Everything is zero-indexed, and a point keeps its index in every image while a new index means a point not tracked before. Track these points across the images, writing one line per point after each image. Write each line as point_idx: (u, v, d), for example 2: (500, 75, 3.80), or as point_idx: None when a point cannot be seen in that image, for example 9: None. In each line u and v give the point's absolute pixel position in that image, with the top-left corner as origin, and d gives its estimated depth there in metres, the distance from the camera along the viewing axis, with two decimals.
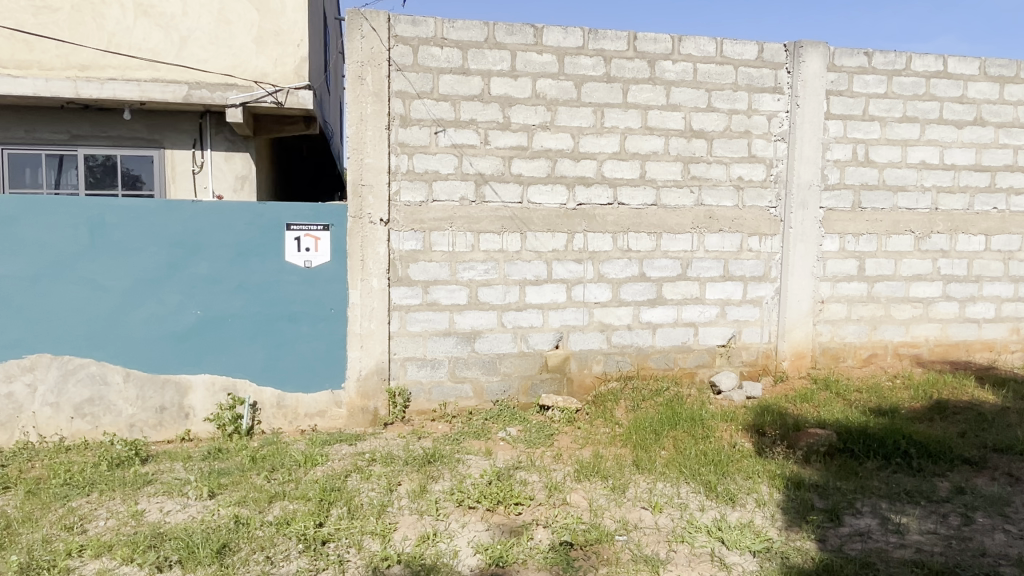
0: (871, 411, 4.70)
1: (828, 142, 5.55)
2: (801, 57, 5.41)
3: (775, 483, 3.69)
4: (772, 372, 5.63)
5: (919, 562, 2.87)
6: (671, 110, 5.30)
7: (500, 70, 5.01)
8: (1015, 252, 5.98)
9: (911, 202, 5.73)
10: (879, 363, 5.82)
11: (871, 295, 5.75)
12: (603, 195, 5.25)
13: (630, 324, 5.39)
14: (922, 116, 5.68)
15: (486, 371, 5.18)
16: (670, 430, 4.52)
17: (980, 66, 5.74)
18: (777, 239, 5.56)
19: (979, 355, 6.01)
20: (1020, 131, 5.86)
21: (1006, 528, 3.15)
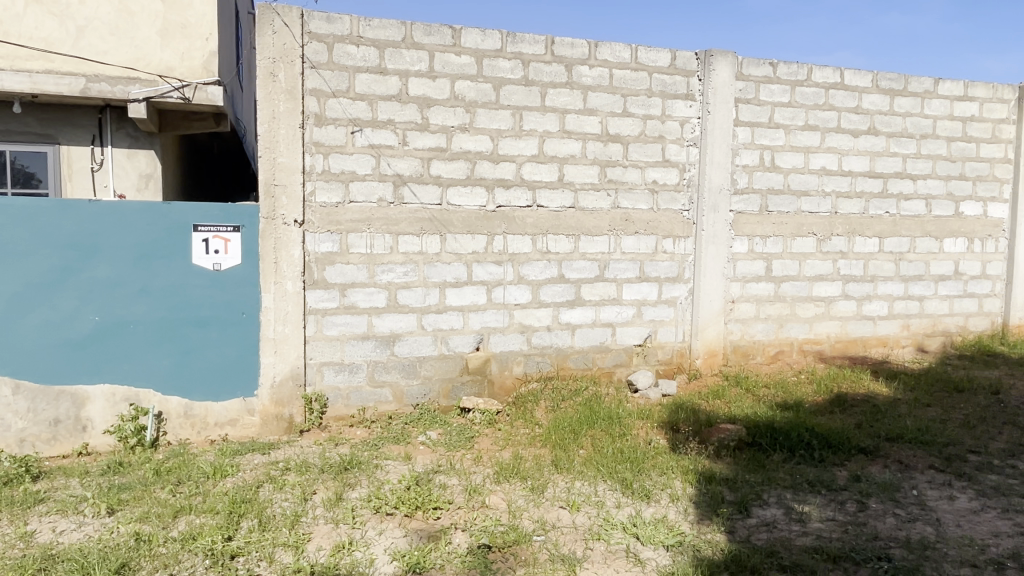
0: (777, 405, 4.92)
1: (737, 148, 5.78)
2: (711, 66, 5.60)
3: (687, 478, 3.80)
4: (687, 369, 5.81)
5: (819, 548, 3.01)
6: (588, 115, 5.39)
7: (417, 70, 4.97)
8: (906, 254, 6.39)
9: (813, 206, 6.03)
10: (785, 359, 6.10)
11: (778, 294, 6.02)
12: (522, 197, 5.27)
13: (550, 325, 5.44)
14: (822, 124, 5.99)
15: (406, 375, 5.11)
16: (589, 429, 4.59)
17: (873, 79, 6.11)
18: (690, 241, 5.74)
19: (874, 351, 6.39)
20: (909, 140, 6.27)
21: (897, 512, 3.35)
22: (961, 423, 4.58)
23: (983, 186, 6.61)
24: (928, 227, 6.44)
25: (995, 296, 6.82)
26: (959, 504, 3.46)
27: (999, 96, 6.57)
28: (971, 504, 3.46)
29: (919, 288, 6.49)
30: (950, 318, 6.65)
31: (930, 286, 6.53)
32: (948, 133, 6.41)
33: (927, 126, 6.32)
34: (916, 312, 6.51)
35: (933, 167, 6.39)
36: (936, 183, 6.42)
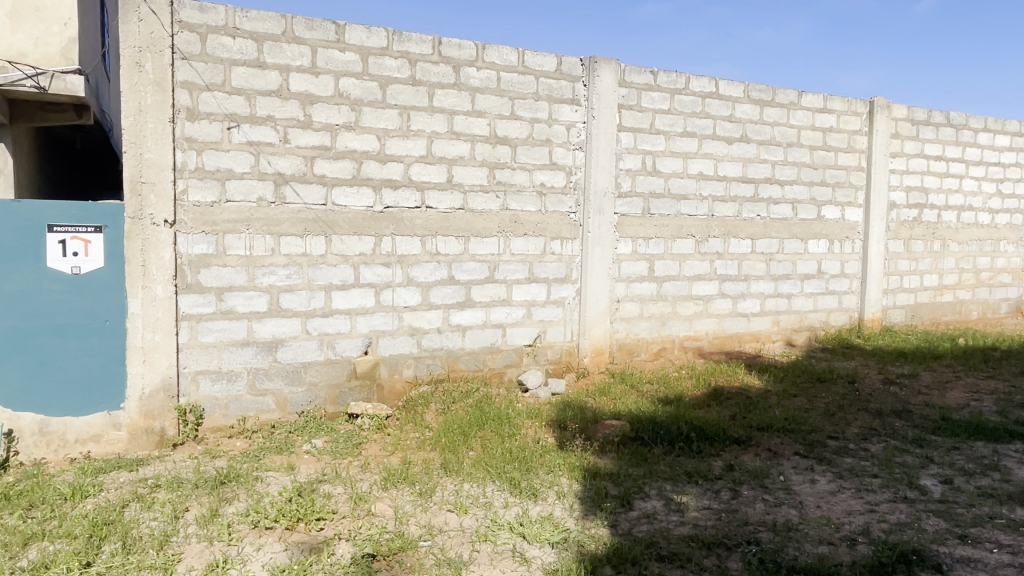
0: (659, 400, 5.12)
1: (621, 152, 5.97)
2: (595, 72, 5.75)
3: (573, 475, 3.87)
4: (575, 368, 5.93)
5: (694, 536, 3.14)
6: (476, 116, 5.39)
7: (299, 66, 4.79)
8: (775, 254, 6.83)
9: (692, 209, 6.33)
10: (667, 356, 6.36)
11: (660, 293, 6.26)
12: (411, 198, 5.20)
13: (440, 327, 5.39)
14: (699, 131, 6.29)
15: (289, 382, 4.91)
16: (479, 430, 4.59)
17: (744, 90, 6.48)
18: (577, 243, 5.86)
19: (748, 345, 6.78)
20: (777, 148, 6.71)
21: (765, 498, 3.56)
22: (823, 411, 4.93)
23: (841, 192, 7.16)
24: (794, 230, 6.91)
25: (852, 293, 7.41)
26: (819, 487, 3.72)
27: (854, 109, 7.15)
28: (830, 486, 3.73)
29: (786, 286, 6.94)
30: (814, 314, 7.16)
31: (797, 284, 7.01)
32: (810, 142, 6.90)
33: (792, 135, 6.78)
34: (784, 308, 6.96)
35: (798, 173, 6.87)
36: (801, 188, 6.90)
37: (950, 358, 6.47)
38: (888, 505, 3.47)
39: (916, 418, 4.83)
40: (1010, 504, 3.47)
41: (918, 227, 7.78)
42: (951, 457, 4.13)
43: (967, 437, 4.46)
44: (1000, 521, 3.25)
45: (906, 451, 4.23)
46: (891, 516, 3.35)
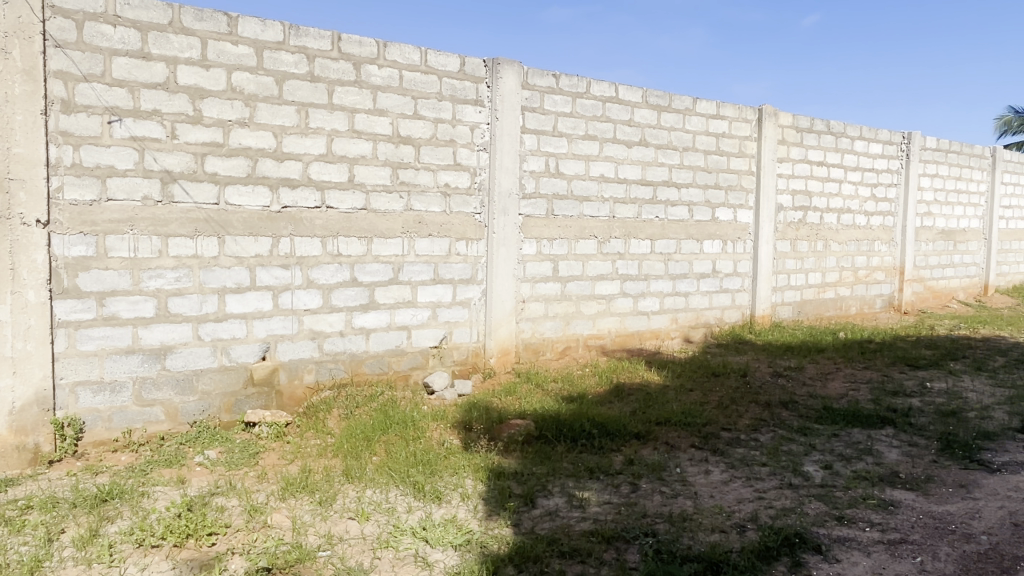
0: (563, 398, 5.20)
1: (524, 154, 6.03)
2: (499, 73, 5.79)
3: (478, 476, 3.86)
4: (482, 369, 5.93)
5: (595, 531, 3.20)
6: (378, 115, 5.30)
7: (188, 58, 4.55)
8: (673, 254, 7.09)
9: (594, 210, 6.47)
10: (572, 354, 6.47)
11: (564, 293, 6.37)
12: (310, 197, 5.05)
13: (342, 330, 5.26)
14: (600, 134, 6.45)
15: (180, 391, 4.66)
16: (383, 435, 4.51)
17: (642, 95, 6.69)
18: (482, 243, 5.87)
19: (649, 343, 7.00)
20: (674, 152, 6.97)
21: (663, 490, 3.68)
22: (717, 404, 5.16)
23: (733, 195, 7.52)
24: (690, 231, 7.20)
25: (745, 291, 7.79)
26: (713, 477, 3.88)
27: (744, 116, 7.53)
28: (722, 476, 3.90)
29: (684, 285, 7.22)
30: (710, 312, 7.49)
31: (693, 283, 7.31)
32: (704, 147, 7.21)
33: (688, 140, 7.07)
34: (682, 306, 7.24)
35: (693, 177, 7.16)
36: (696, 191, 7.20)
37: (831, 350, 6.92)
38: (775, 492, 3.66)
39: (800, 408, 5.14)
40: (881, 485, 3.74)
41: (803, 228, 8.28)
42: (831, 443, 4.42)
43: (845, 424, 4.78)
44: (872, 502, 3.50)
45: (791, 440, 4.49)
46: (777, 501, 3.54)
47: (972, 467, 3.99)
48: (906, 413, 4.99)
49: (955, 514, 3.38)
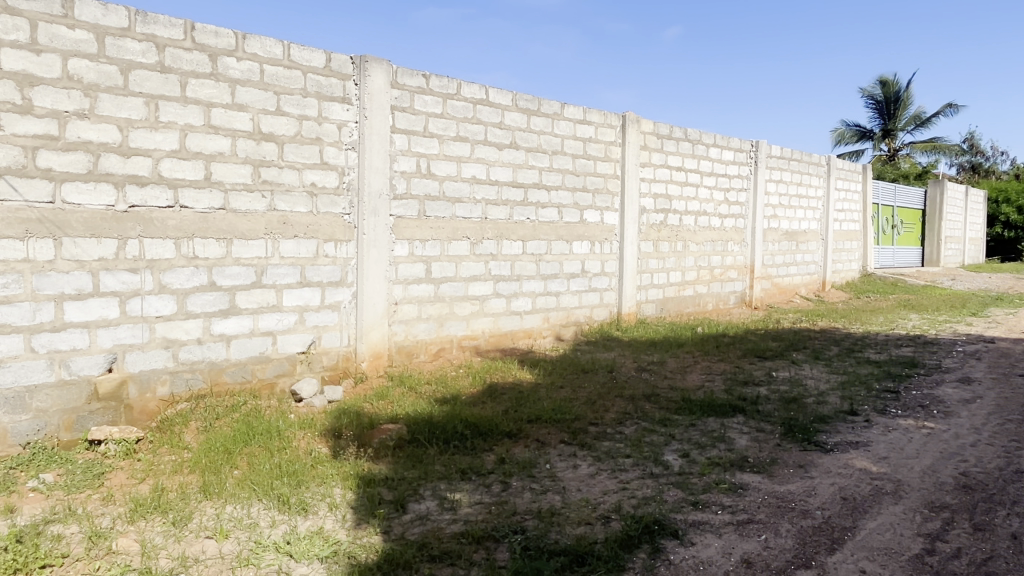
0: (436, 400, 5.19)
1: (394, 154, 5.95)
2: (366, 71, 5.67)
3: (347, 484, 3.76)
4: (353, 374, 5.78)
5: (465, 532, 3.21)
6: (237, 110, 5.03)
7: (14, 41, 4.11)
8: (544, 255, 7.25)
9: (466, 212, 6.49)
10: (446, 356, 6.46)
11: (437, 295, 6.35)
12: (162, 196, 4.71)
13: (200, 338, 4.95)
14: (471, 136, 6.48)
15: (9, 410, 4.18)
16: (245, 446, 4.28)
17: (512, 98, 6.79)
18: (352, 245, 5.72)
19: (522, 342, 7.13)
20: (543, 155, 7.14)
21: (532, 487, 3.75)
22: (585, 400, 5.33)
23: (600, 198, 7.82)
24: (560, 232, 7.40)
25: (612, 289, 8.11)
26: (580, 471, 4.01)
27: (609, 122, 7.84)
28: (589, 469, 4.04)
29: (555, 285, 7.41)
30: (580, 310, 7.73)
31: (564, 282, 7.51)
32: (572, 150, 7.45)
33: (556, 144, 7.26)
34: (553, 306, 7.43)
35: (562, 179, 7.37)
36: (565, 194, 7.41)
37: (690, 345, 7.36)
38: (638, 482, 3.84)
39: (662, 401, 5.42)
40: (732, 469, 4.02)
41: (664, 230, 8.75)
42: (688, 433, 4.69)
43: (701, 414, 5.10)
44: (724, 486, 3.75)
45: (653, 431, 4.72)
46: (639, 491, 3.71)
47: (809, 448, 4.38)
48: (755, 401, 5.40)
49: (795, 492, 3.69)
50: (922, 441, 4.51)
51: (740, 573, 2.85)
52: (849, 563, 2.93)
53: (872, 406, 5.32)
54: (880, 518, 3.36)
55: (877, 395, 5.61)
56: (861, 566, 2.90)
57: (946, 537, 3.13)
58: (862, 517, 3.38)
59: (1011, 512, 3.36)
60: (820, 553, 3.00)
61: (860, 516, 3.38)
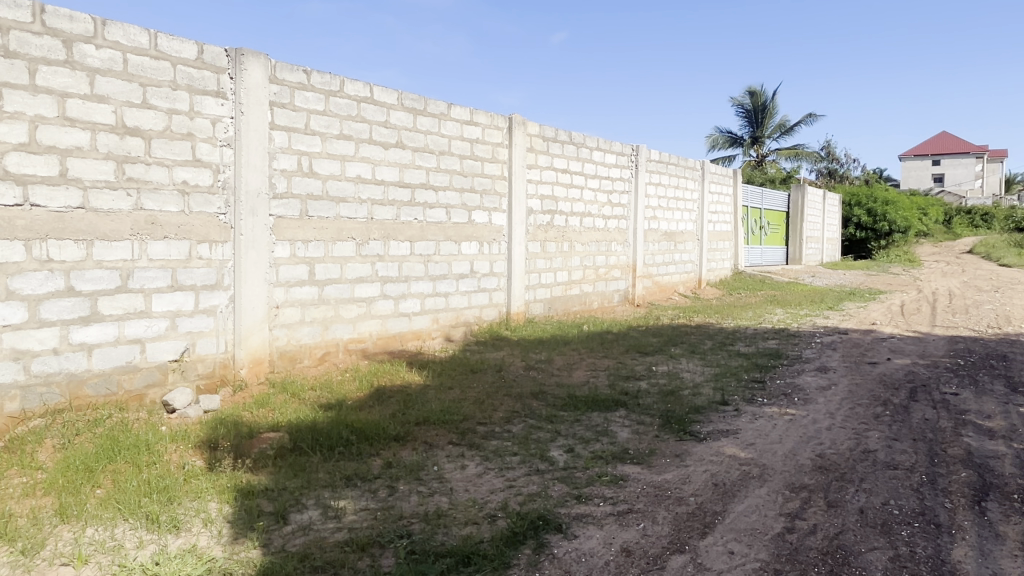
0: (321, 406, 5.04)
1: (274, 151, 5.72)
2: (242, 65, 5.42)
3: (223, 497, 3.58)
4: (231, 381, 5.51)
5: (350, 540, 3.13)
6: (97, 102, 4.67)
7: None
8: (432, 256, 7.22)
9: (351, 212, 6.35)
10: (332, 360, 6.29)
11: (322, 297, 6.17)
12: (8, 194, 4.29)
13: (56, 348, 4.55)
14: (355, 135, 6.35)
15: None
16: (109, 464, 3.97)
17: (398, 97, 6.71)
18: (228, 246, 5.45)
19: (410, 344, 7.06)
20: (430, 155, 7.10)
21: (419, 490, 3.72)
22: (473, 400, 5.36)
23: (488, 199, 7.87)
24: (448, 232, 7.39)
25: (501, 289, 8.19)
26: (468, 471, 4.02)
27: (495, 124, 7.91)
28: (477, 469, 4.05)
29: (444, 286, 7.40)
30: (469, 310, 7.76)
31: (453, 283, 7.51)
32: (459, 151, 7.46)
33: (443, 144, 7.25)
34: (442, 307, 7.41)
35: (449, 180, 7.36)
36: (453, 194, 7.41)
37: (576, 342, 7.56)
38: (524, 479, 3.90)
39: (548, 398, 5.54)
40: (614, 462, 4.17)
41: (551, 230, 8.94)
42: (573, 428, 4.82)
43: (586, 410, 5.25)
44: (606, 478, 3.88)
45: (539, 428, 4.82)
46: (526, 488, 3.77)
47: (685, 438, 4.62)
48: (636, 395, 5.63)
49: (671, 481, 3.88)
50: (784, 427, 4.86)
51: (620, 562, 2.96)
52: (719, 545, 3.11)
53: (741, 395, 5.68)
54: (747, 500, 3.60)
55: (746, 385, 6.00)
56: (730, 547, 3.08)
57: (804, 515, 3.40)
58: (731, 501, 3.60)
59: (859, 489, 3.69)
60: (694, 538, 3.17)
61: (729, 500, 3.61)
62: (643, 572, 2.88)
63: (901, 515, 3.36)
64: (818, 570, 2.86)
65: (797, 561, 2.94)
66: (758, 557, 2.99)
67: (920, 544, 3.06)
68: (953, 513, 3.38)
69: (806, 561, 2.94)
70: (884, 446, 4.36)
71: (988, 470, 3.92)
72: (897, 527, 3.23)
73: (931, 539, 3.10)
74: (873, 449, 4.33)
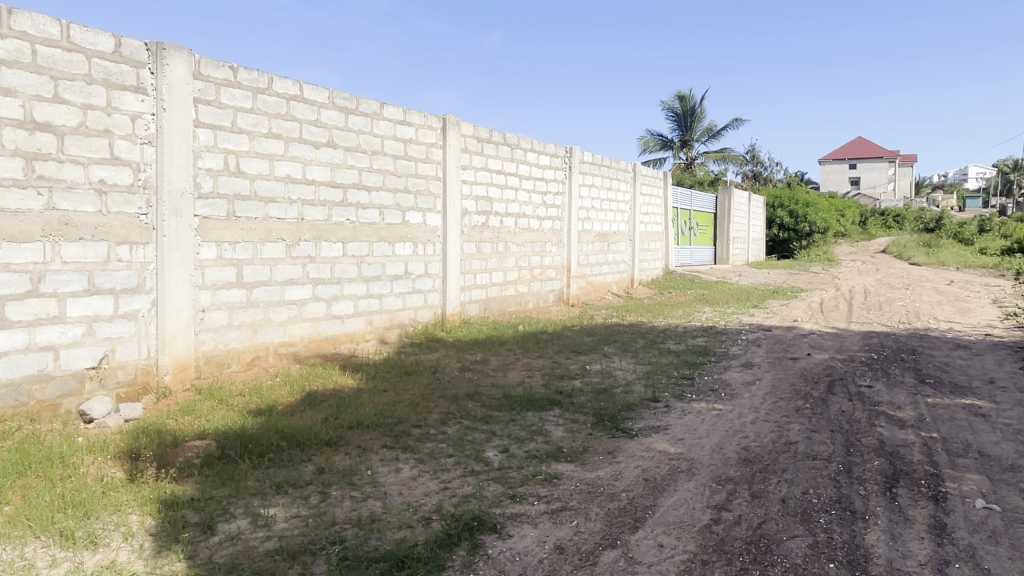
0: (250, 412, 4.90)
1: (198, 150, 5.53)
2: (164, 59, 5.22)
3: (146, 510, 3.43)
4: (154, 389, 5.27)
5: (280, 548, 3.06)
6: (3, 95, 4.41)
7: None
8: (366, 257, 7.13)
9: (280, 212, 6.20)
10: (261, 364, 6.13)
11: (250, 300, 6.00)
12: None
13: None
14: (284, 133, 6.21)
15: None
16: (19, 478, 3.75)
17: (329, 96, 6.60)
18: (150, 248, 5.23)
19: (343, 346, 6.95)
20: (362, 155, 7.01)
21: (353, 495, 3.67)
22: (408, 402, 5.32)
23: (422, 199, 7.83)
24: (382, 233, 7.31)
25: (436, 290, 8.16)
26: (402, 474, 3.99)
27: (429, 124, 7.88)
28: (411, 472, 4.03)
29: (377, 287, 7.32)
30: (403, 312, 7.70)
31: (387, 284, 7.44)
32: (393, 151, 7.39)
33: (376, 144, 7.17)
34: (376, 308, 7.33)
35: (382, 180, 7.28)
36: (386, 195, 7.34)
37: (511, 342, 7.61)
38: (458, 480, 3.90)
39: (484, 399, 5.56)
40: (548, 461, 4.22)
41: (486, 231, 8.96)
42: (508, 428, 4.85)
43: (521, 410, 5.29)
44: (540, 477, 3.93)
45: (474, 429, 4.83)
46: (460, 489, 3.78)
47: (617, 435, 4.71)
48: (570, 394, 5.71)
49: (604, 478, 3.96)
50: (711, 421, 5.03)
51: (554, 559, 3.00)
52: (649, 539, 3.19)
53: (671, 392, 5.84)
54: (676, 494, 3.70)
55: (676, 382, 6.17)
56: (659, 540, 3.17)
57: (730, 506, 3.52)
58: (661, 495, 3.70)
59: (781, 479, 3.85)
60: (625, 533, 3.25)
61: (659, 494, 3.70)
62: (575, 568, 2.93)
63: (819, 503, 3.52)
64: (742, 559, 2.97)
65: (723, 551, 3.04)
66: (686, 549, 3.08)
67: (836, 531, 3.22)
68: (866, 499, 3.57)
69: (731, 551, 3.05)
70: (804, 438, 4.57)
71: (898, 458, 4.16)
72: (816, 515, 3.39)
73: (846, 526, 3.27)
74: (794, 440, 4.53)
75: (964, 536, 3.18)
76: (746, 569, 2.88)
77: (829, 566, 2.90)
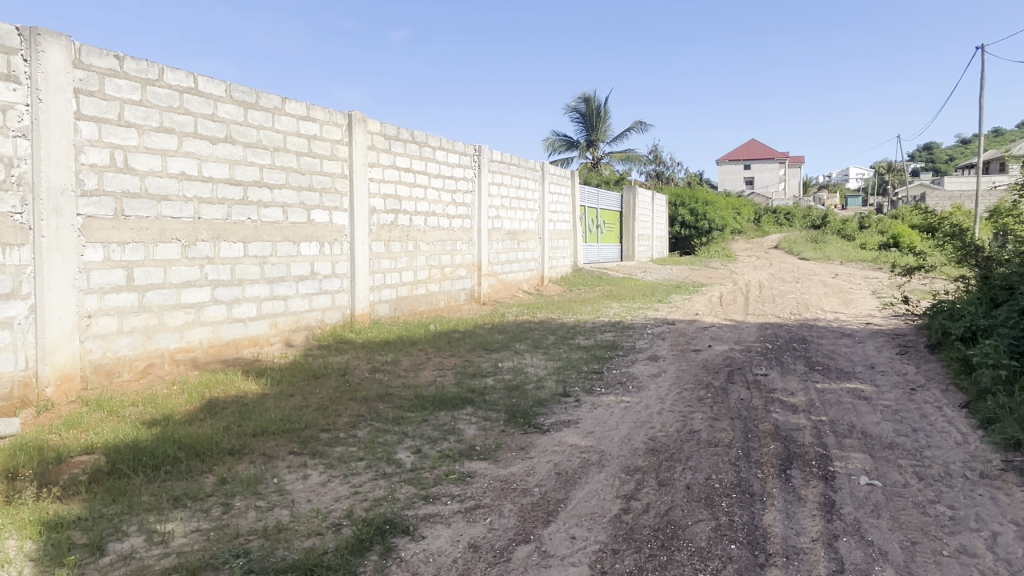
0: (143, 424, 4.61)
1: (81, 144, 5.16)
2: (39, 46, 4.83)
3: (25, 533, 3.12)
4: (34, 403, 4.82)
5: (177, 565, 2.87)
6: None
7: None
8: (268, 258, 6.87)
9: (175, 211, 5.88)
10: (156, 372, 5.77)
11: (142, 304, 5.65)
12: None
13: None
14: (177, 127, 5.89)
15: None
16: None
17: (226, 89, 6.31)
18: (26, 250, 4.82)
19: (246, 351, 6.66)
20: (263, 151, 6.76)
21: (257, 505, 3.52)
22: (316, 407, 5.16)
23: (328, 198, 7.63)
24: (285, 232, 7.07)
25: (344, 291, 7.97)
26: (310, 480, 3.88)
27: (334, 120, 7.70)
28: (320, 478, 3.91)
29: (282, 288, 7.07)
30: (310, 314, 7.48)
31: (292, 285, 7.20)
32: (296, 148, 7.17)
33: (278, 140, 6.93)
34: (281, 310, 7.09)
35: (286, 177, 7.06)
36: (290, 192, 7.11)
37: (422, 342, 7.52)
38: (370, 484, 3.82)
39: (394, 400, 5.48)
40: (461, 459, 4.21)
41: (394, 230, 8.83)
42: (421, 429, 4.80)
43: (432, 409, 5.25)
44: (453, 476, 3.91)
45: (386, 431, 4.75)
46: (371, 493, 3.70)
47: (529, 431, 4.75)
48: (482, 392, 5.71)
49: (517, 474, 3.99)
50: (620, 414, 5.15)
51: (467, 558, 2.99)
52: (561, 532, 3.23)
53: (581, 386, 5.95)
54: (588, 486, 3.78)
55: (586, 376, 6.31)
56: (572, 533, 3.22)
57: (638, 495, 3.63)
58: (572, 488, 3.76)
59: (686, 466, 4.00)
60: (538, 527, 3.28)
61: (570, 487, 3.77)
62: (489, 566, 2.93)
63: (720, 488, 3.68)
64: (651, 546, 3.06)
65: (632, 539, 3.13)
66: (597, 539, 3.14)
67: (737, 513, 3.37)
68: (764, 482, 3.76)
69: (640, 539, 3.13)
70: (707, 425, 4.77)
71: (791, 441, 4.41)
72: (718, 498, 3.54)
73: (745, 508, 3.43)
74: (697, 429, 4.71)
75: (850, 511, 3.40)
76: (655, 555, 2.97)
77: (731, 547, 3.03)
